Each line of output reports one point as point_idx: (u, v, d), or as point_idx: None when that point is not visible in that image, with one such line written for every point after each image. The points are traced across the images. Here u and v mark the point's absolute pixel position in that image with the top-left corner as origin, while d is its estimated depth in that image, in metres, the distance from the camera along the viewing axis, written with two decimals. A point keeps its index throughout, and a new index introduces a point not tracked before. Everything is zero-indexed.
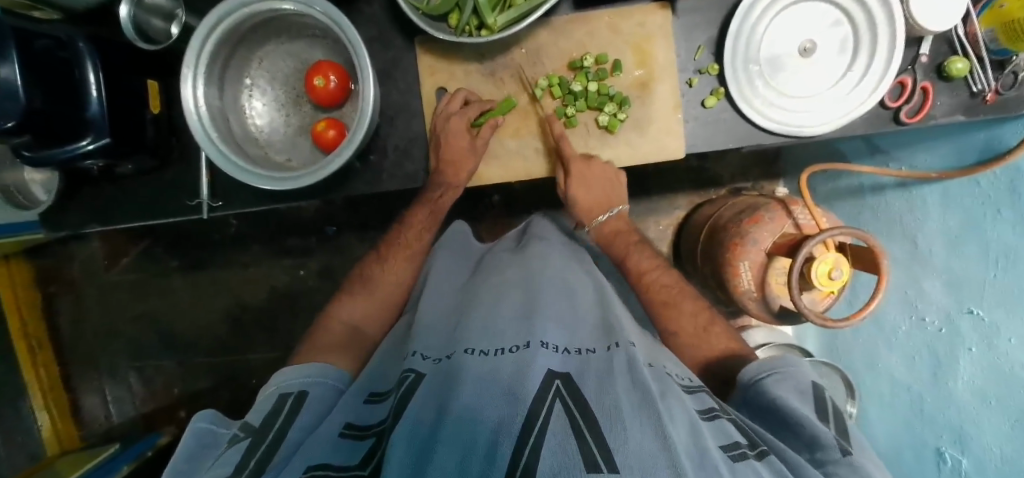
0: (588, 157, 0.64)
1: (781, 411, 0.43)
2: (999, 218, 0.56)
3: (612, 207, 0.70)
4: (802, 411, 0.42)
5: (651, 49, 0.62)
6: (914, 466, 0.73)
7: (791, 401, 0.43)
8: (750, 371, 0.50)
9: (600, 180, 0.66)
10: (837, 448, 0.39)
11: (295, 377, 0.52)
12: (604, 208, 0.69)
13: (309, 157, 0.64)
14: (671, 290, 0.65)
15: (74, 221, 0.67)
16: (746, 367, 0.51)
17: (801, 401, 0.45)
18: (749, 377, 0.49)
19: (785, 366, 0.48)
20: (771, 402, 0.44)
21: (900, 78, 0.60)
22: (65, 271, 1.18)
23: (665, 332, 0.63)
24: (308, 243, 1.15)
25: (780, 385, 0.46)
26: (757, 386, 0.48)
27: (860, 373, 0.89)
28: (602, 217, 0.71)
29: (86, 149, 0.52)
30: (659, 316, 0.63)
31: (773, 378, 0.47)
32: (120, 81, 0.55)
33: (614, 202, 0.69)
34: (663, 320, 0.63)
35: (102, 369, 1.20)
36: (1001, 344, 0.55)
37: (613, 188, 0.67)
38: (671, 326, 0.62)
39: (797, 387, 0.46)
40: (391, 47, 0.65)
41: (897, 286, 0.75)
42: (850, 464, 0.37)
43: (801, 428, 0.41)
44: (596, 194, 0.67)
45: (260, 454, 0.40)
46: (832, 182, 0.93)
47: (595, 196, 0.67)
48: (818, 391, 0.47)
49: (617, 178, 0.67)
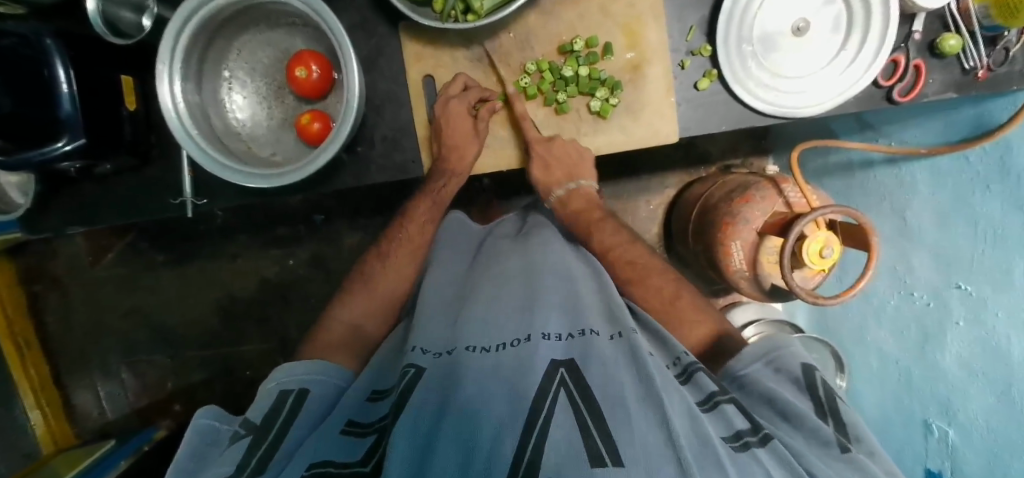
0: (550, 139, 0.63)
1: (776, 404, 0.44)
2: (988, 194, 0.57)
3: (574, 182, 0.67)
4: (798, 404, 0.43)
5: (642, 30, 0.61)
6: (901, 437, 0.76)
7: (783, 394, 0.44)
8: (740, 363, 0.50)
9: (560, 157, 0.65)
10: (836, 444, 0.39)
11: (293, 374, 0.51)
12: (567, 182, 0.67)
13: (294, 151, 0.63)
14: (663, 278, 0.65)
15: (51, 222, 0.65)
16: (737, 356, 0.51)
17: (795, 392, 0.45)
18: (739, 369, 0.50)
19: (775, 354, 0.49)
20: (765, 396, 0.45)
21: (893, 56, 0.59)
22: (50, 268, 1.16)
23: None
24: (297, 232, 1.13)
25: (774, 380, 0.47)
26: (747, 379, 0.48)
27: (848, 346, 0.91)
28: (558, 191, 0.69)
29: (62, 151, 0.50)
30: None
31: (767, 371, 0.48)
32: (91, 75, 0.52)
33: (576, 177, 0.67)
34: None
35: (95, 366, 1.19)
36: (989, 318, 0.57)
37: (577, 165, 0.66)
38: None
39: (789, 377, 0.47)
40: (375, 34, 0.63)
41: (886, 262, 0.76)
42: (847, 460, 0.38)
43: (797, 420, 0.42)
44: (557, 172, 0.65)
45: (260, 454, 0.40)
46: (822, 158, 0.94)
47: (556, 174, 0.66)
48: (807, 375, 0.47)
49: (583, 156, 0.65)
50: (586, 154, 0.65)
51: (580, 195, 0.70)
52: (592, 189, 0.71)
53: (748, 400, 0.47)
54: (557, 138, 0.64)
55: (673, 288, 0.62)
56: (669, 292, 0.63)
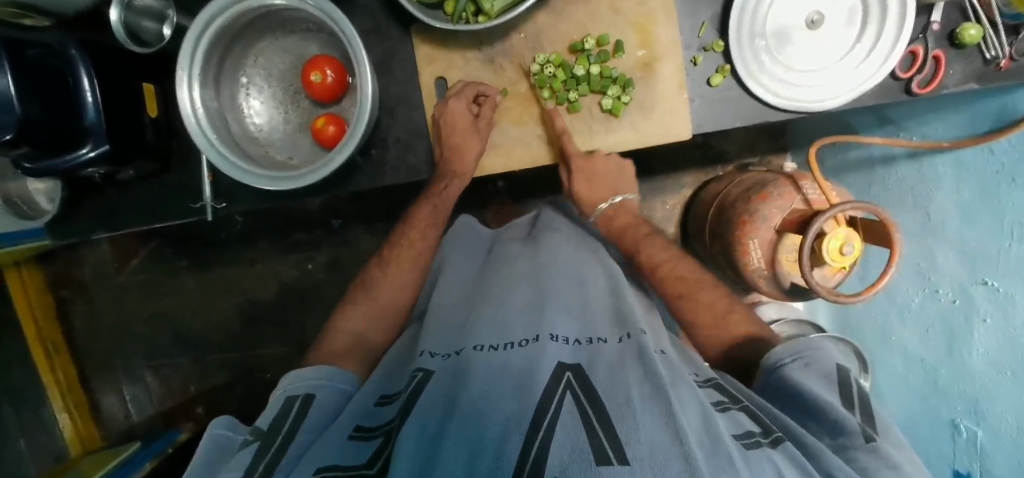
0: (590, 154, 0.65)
1: (806, 400, 0.43)
2: (1013, 187, 0.55)
3: (615, 196, 0.71)
4: (828, 401, 0.42)
5: (652, 28, 0.60)
6: (928, 437, 0.75)
7: (816, 391, 0.43)
8: (774, 357, 0.49)
9: (603, 173, 0.68)
10: (860, 434, 0.39)
11: (302, 381, 0.52)
12: (611, 197, 0.70)
13: (310, 155, 0.63)
14: (699, 286, 0.64)
15: (79, 227, 0.67)
16: (771, 351, 0.50)
17: (829, 390, 0.44)
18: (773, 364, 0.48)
19: (811, 351, 0.47)
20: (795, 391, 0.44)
21: (911, 47, 0.58)
22: (77, 274, 1.20)
23: (687, 309, 0.61)
24: (315, 236, 1.15)
25: (806, 373, 0.45)
26: (780, 373, 0.47)
27: (872, 346, 0.89)
28: (602, 207, 0.71)
29: (87, 156, 0.52)
30: (690, 313, 0.61)
31: (798, 366, 0.46)
32: (115, 84, 0.54)
33: (619, 191, 0.71)
34: (684, 297, 0.62)
35: (119, 370, 1.21)
36: (1017, 315, 0.55)
37: (618, 177, 0.70)
38: (695, 303, 0.61)
39: (823, 374, 0.45)
40: (388, 38, 0.64)
41: (909, 260, 0.74)
42: (871, 449, 0.37)
43: (828, 418, 0.41)
44: (601, 187, 0.69)
45: (269, 458, 0.40)
46: (840, 154, 0.92)
47: (599, 190, 0.69)
48: (842, 374, 0.46)
49: (621, 170, 0.70)
50: (624, 164, 0.70)
51: (623, 212, 0.72)
52: (635, 207, 0.74)
53: (780, 395, 0.46)
54: (597, 152, 0.65)
55: (723, 299, 0.61)
56: (683, 270, 0.66)
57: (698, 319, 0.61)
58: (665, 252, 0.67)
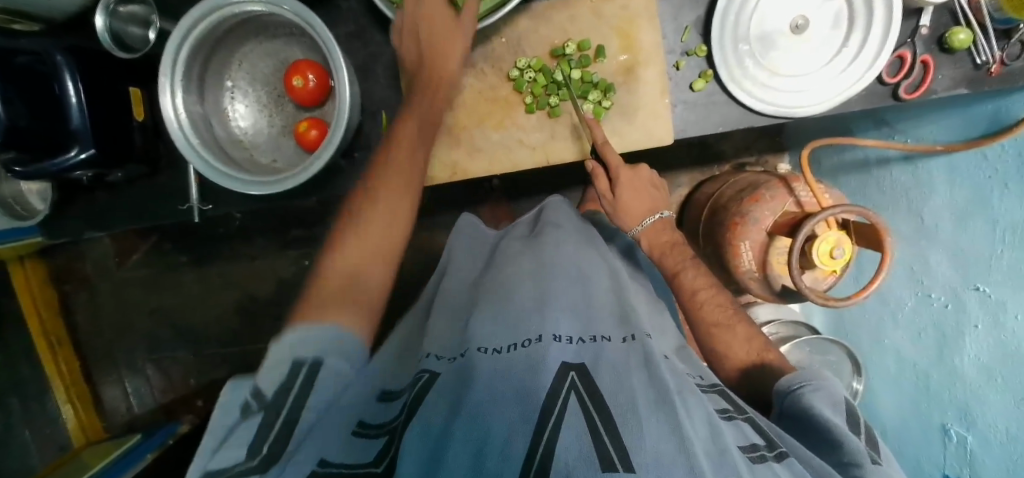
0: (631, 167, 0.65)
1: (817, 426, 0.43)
2: (1005, 193, 0.54)
3: (659, 211, 0.68)
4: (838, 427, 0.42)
5: (635, 32, 0.60)
6: (919, 440, 0.74)
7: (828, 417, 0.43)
8: (790, 382, 0.49)
9: (643, 187, 0.67)
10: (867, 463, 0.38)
11: (311, 332, 0.41)
12: (653, 213, 0.67)
13: (293, 158, 0.64)
14: (724, 311, 0.61)
15: (71, 229, 0.69)
16: (787, 376, 0.51)
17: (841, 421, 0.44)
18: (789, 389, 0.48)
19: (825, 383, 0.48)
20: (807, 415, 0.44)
21: (899, 52, 0.57)
22: (79, 268, 1.22)
23: (720, 341, 0.59)
24: (311, 232, 1.16)
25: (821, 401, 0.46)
26: (793, 397, 0.47)
27: (867, 350, 0.88)
28: (646, 222, 0.67)
29: (77, 159, 0.54)
30: (715, 339, 0.60)
31: (812, 393, 0.47)
32: (101, 88, 0.55)
33: (659, 207, 0.68)
34: (720, 327, 0.60)
35: (122, 363, 1.24)
36: (1009, 323, 0.55)
37: (657, 195, 0.69)
38: (728, 334, 0.59)
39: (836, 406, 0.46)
40: (371, 43, 0.64)
41: (903, 262, 0.73)
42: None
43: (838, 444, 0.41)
44: (644, 200, 0.67)
45: (274, 437, 0.35)
46: (837, 155, 0.91)
47: (641, 203, 0.67)
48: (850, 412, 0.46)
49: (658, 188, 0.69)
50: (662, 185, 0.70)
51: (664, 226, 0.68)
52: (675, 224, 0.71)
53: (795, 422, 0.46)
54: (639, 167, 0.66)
55: (758, 338, 0.59)
56: (720, 297, 0.63)
57: (714, 337, 0.60)
58: (703, 277, 0.64)
